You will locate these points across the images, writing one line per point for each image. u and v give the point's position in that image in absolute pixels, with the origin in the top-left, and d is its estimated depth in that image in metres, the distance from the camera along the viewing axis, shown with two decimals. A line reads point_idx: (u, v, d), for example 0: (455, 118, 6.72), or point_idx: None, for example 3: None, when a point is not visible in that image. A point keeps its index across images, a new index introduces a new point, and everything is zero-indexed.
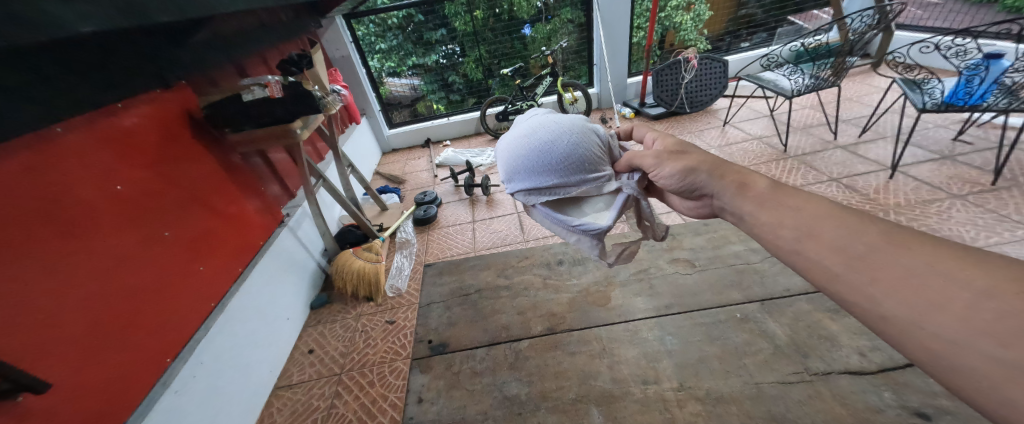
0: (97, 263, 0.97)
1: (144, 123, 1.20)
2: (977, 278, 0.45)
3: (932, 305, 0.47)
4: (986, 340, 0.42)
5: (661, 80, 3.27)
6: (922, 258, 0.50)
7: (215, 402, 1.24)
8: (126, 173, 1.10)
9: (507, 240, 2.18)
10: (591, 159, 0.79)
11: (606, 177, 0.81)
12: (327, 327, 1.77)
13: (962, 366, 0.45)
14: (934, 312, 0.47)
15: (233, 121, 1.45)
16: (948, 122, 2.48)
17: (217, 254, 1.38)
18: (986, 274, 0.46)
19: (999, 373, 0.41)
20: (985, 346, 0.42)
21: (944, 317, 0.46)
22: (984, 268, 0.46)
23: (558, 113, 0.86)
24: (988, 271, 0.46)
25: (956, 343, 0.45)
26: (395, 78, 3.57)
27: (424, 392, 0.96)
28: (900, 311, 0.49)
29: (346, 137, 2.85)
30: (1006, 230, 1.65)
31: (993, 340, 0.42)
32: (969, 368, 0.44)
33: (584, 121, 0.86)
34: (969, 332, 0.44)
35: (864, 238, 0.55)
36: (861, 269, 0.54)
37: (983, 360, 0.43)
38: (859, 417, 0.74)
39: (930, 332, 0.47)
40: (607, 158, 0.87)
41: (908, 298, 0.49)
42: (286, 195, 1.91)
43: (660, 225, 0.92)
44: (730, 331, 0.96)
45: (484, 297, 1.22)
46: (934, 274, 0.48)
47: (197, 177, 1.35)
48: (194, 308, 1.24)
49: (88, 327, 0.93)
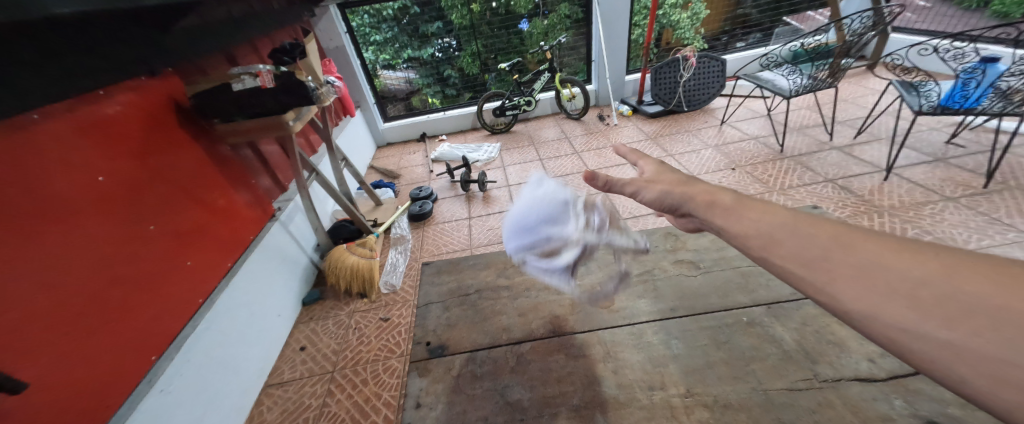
0: (76, 259, 0.92)
1: (127, 111, 1.14)
2: (912, 263, 0.43)
3: (879, 292, 0.43)
4: (935, 324, 0.40)
5: (660, 78, 3.24)
6: (861, 247, 0.47)
7: (203, 401, 1.19)
8: (110, 164, 1.05)
9: (504, 237, 2.15)
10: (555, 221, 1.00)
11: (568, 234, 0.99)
12: (319, 324, 1.73)
13: (920, 354, 0.41)
14: (888, 302, 0.42)
15: (222, 111, 1.40)
16: (942, 125, 2.50)
17: (207, 248, 1.34)
18: (919, 261, 0.43)
19: (962, 356, 0.38)
20: (935, 331, 0.40)
21: (898, 307, 0.42)
22: (918, 255, 0.44)
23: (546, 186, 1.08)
24: (923, 258, 0.43)
25: (911, 331, 0.41)
26: (389, 71, 3.49)
27: (422, 397, 0.93)
28: (854, 302, 0.45)
29: (339, 129, 2.78)
30: (997, 233, 1.67)
31: (942, 323, 0.39)
32: (928, 354, 0.40)
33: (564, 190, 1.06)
34: (918, 316, 0.41)
35: (813, 242, 0.50)
36: (816, 269, 0.48)
37: (939, 346, 0.39)
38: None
39: (890, 325, 0.42)
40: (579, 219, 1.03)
41: (856, 286, 0.45)
42: (277, 189, 1.86)
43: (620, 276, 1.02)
44: (736, 336, 0.95)
45: (483, 298, 1.20)
46: (880, 269, 0.44)
47: (185, 170, 1.30)
48: (182, 303, 1.20)
49: (68, 325, 0.89)
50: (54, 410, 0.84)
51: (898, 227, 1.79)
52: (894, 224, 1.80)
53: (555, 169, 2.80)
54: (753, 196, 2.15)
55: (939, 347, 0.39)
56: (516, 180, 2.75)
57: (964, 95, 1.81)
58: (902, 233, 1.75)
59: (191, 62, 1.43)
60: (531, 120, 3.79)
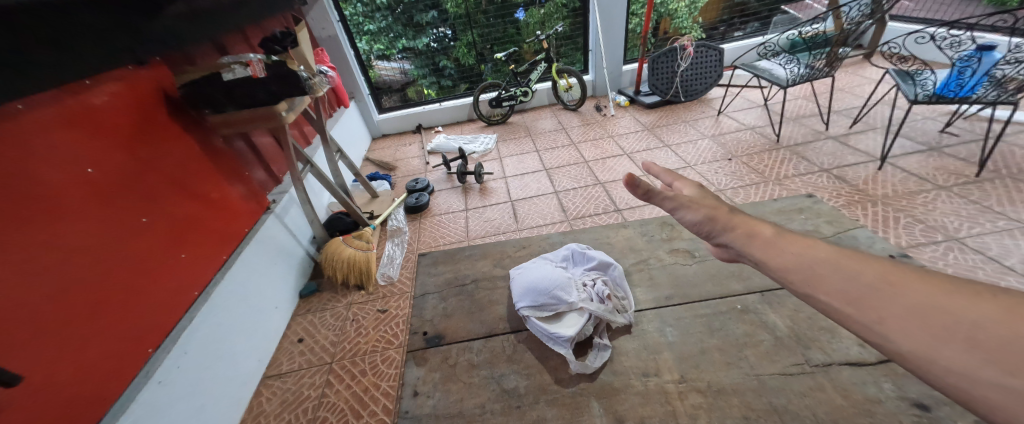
0: (68, 251, 0.92)
1: (116, 102, 1.13)
2: (970, 305, 0.39)
3: (929, 331, 0.40)
4: (993, 368, 0.36)
5: (656, 68, 3.23)
6: (907, 283, 0.43)
7: (200, 393, 1.20)
8: (100, 155, 1.04)
9: (501, 229, 2.15)
10: (556, 271, 1.07)
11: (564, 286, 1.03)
12: (317, 316, 1.73)
13: (981, 402, 0.36)
14: (939, 342, 0.39)
15: (213, 102, 1.38)
16: (937, 114, 2.51)
17: (201, 241, 1.33)
18: (974, 301, 0.40)
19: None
20: (990, 374, 0.36)
21: (950, 347, 0.38)
22: (975, 295, 0.40)
23: (563, 252, 1.19)
24: (979, 298, 0.40)
25: (968, 375, 0.37)
26: (384, 61, 3.45)
27: (420, 385, 0.94)
28: (900, 341, 0.41)
29: (333, 121, 2.76)
30: (988, 221, 1.69)
31: (997, 368, 0.36)
32: (992, 404, 0.36)
33: (576, 257, 1.14)
34: (977, 358, 0.37)
35: (860, 278, 0.46)
36: (862, 305, 0.45)
37: (998, 392, 0.35)
38: (862, 409, 0.75)
39: (943, 367, 0.39)
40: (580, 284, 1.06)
41: (904, 324, 0.41)
42: (271, 181, 1.84)
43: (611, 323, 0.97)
44: (730, 322, 0.96)
45: (480, 287, 1.20)
46: (931, 307, 0.41)
47: (176, 162, 1.29)
48: (177, 295, 1.20)
49: (62, 317, 0.88)
50: (49, 401, 0.83)
51: (891, 216, 1.80)
52: (887, 213, 1.82)
53: (552, 160, 2.80)
54: (748, 186, 2.16)
55: (996, 393, 0.35)
56: (512, 171, 2.74)
57: (959, 84, 1.80)
58: (895, 221, 1.77)
59: (180, 50, 1.40)
60: (527, 111, 3.77)
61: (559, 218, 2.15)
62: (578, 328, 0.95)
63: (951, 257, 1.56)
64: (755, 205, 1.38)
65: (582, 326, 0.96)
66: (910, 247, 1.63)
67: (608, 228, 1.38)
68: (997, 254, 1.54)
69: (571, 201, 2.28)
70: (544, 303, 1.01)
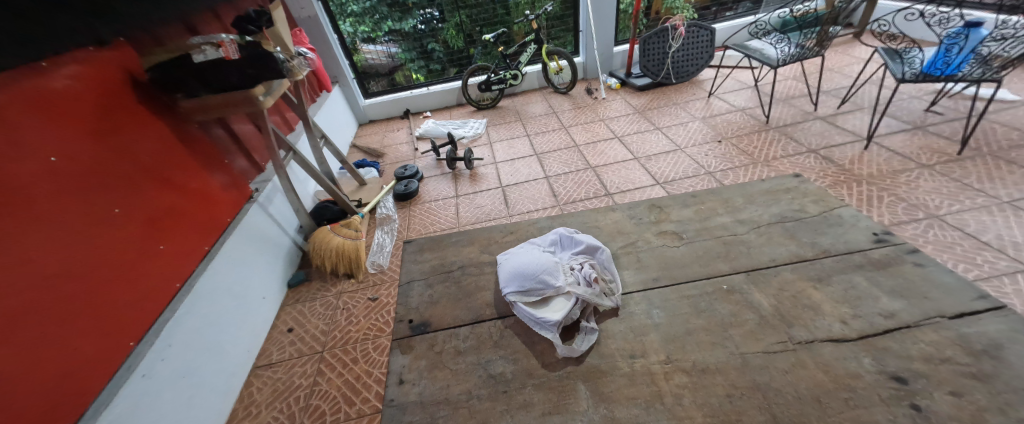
0: (38, 243, 0.89)
1: (77, 86, 1.08)
2: None
3: None
4: None
5: (648, 49, 3.18)
6: None
7: (187, 384, 1.18)
8: (63, 144, 1.00)
9: (492, 215, 2.13)
10: (546, 258, 1.07)
11: (553, 273, 1.03)
12: (306, 306, 1.72)
13: None
14: None
15: (184, 86, 1.33)
16: (922, 93, 2.53)
17: (180, 232, 1.30)
18: None
19: None
20: None
21: None
22: None
23: (555, 238, 1.18)
24: None
25: None
26: (370, 45, 3.32)
27: (405, 373, 0.92)
28: None
29: (316, 106, 2.68)
30: (967, 198, 1.72)
31: None
32: None
33: (568, 245, 1.15)
34: None
35: None
36: None
37: None
38: (842, 384, 0.73)
39: None
40: (569, 272, 1.06)
41: None
42: (253, 170, 1.79)
43: (598, 308, 0.97)
44: (716, 303, 0.96)
45: (467, 274, 1.19)
46: None
47: (147, 150, 1.24)
48: (158, 287, 1.17)
49: (36, 311, 0.86)
50: (33, 395, 0.82)
51: (874, 195, 1.83)
52: (871, 192, 1.85)
53: (542, 145, 2.76)
54: (737, 168, 2.17)
55: None
56: (503, 157, 2.71)
57: (946, 62, 1.81)
58: (878, 200, 1.80)
59: (145, 30, 1.34)
60: (517, 94, 3.70)
61: (550, 203, 2.14)
62: (564, 312, 0.95)
63: (930, 234, 1.59)
64: (743, 186, 1.37)
65: (568, 310, 0.96)
66: (892, 225, 1.66)
67: (596, 212, 1.38)
68: (975, 231, 1.57)
69: (562, 186, 2.27)
70: (530, 289, 1.01)
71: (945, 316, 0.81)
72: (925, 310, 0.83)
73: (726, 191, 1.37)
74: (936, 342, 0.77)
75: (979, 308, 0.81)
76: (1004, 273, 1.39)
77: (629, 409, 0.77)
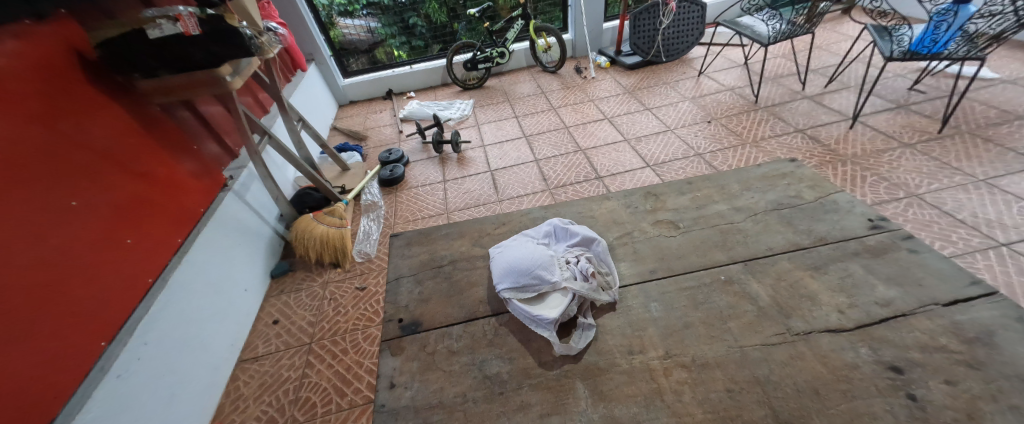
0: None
1: (19, 64, 0.97)
2: None
3: None
4: None
5: (638, 26, 3.09)
6: None
7: (167, 380, 1.13)
8: (12, 128, 0.91)
9: (481, 200, 2.09)
10: (543, 253, 1.05)
11: (548, 270, 1.01)
12: (292, 297, 1.66)
13: None
14: None
15: (141, 64, 1.21)
16: (907, 71, 2.54)
17: (148, 224, 1.22)
18: None
19: None
20: None
21: None
22: None
23: (552, 232, 1.16)
24: None
25: None
26: (347, 19, 3.13)
27: (397, 376, 0.89)
28: None
29: (291, 87, 2.53)
30: (945, 177, 1.75)
31: None
32: None
33: (565, 238, 1.13)
34: None
35: None
36: None
37: None
38: (839, 375, 0.74)
39: None
40: (565, 267, 1.05)
41: None
42: (226, 155, 1.68)
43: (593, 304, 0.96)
44: (715, 294, 0.95)
45: (458, 268, 1.16)
46: None
47: (103, 135, 1.14)
48: (126, 282, 1.10)
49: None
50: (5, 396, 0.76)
51: (858, 174, 1.85)
52: (855, 171, 1.87)
53: (531, 127, 2.70)
54: (726, 149, 2.16)
55: None
56: (490, 139, 2.64)
57: (934, 40, 1.81)
58: (862, 180, 1.82)
59: (94, 3, 1.22)
60: (504, 73, 3.59)
61: (540, 187, 2.10)
62: (561, 309, 0.93)
63: (910, 213, 1.62)
64: (738, 172, 1.36)
65: (565, 307, 0.94)
66: (874, 205, 1.68)
67: (591, 201, 1.35)
68: (951, 208, 1.61)
69: (551, 169, 2.22)
70: (524, 286, 0.99)
71: (939, 303, 0.82)
72: (920, 297, 0.84)
73: (721, 178, 1.36)
74: (930, 330, 0.78)
75: (972, 294, 0.83)
76: (978, 249, 1.44)
77: (629, 407, 0.76)
